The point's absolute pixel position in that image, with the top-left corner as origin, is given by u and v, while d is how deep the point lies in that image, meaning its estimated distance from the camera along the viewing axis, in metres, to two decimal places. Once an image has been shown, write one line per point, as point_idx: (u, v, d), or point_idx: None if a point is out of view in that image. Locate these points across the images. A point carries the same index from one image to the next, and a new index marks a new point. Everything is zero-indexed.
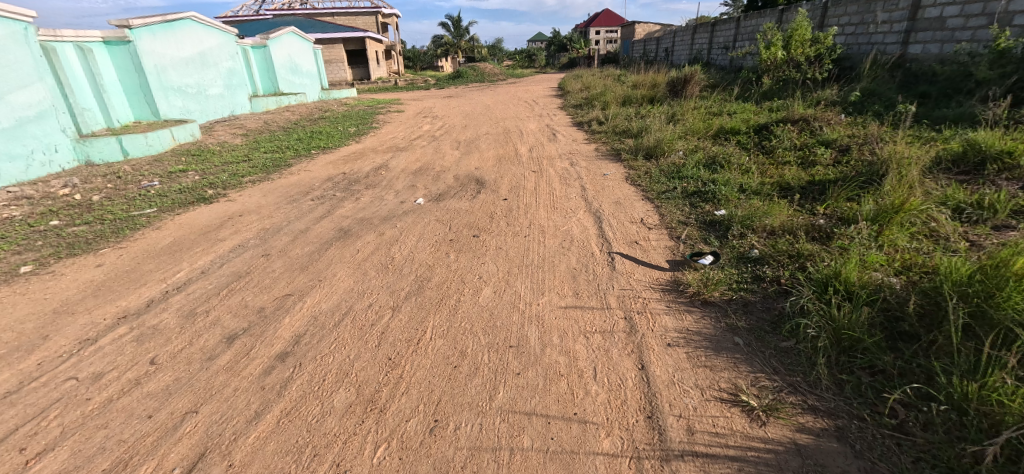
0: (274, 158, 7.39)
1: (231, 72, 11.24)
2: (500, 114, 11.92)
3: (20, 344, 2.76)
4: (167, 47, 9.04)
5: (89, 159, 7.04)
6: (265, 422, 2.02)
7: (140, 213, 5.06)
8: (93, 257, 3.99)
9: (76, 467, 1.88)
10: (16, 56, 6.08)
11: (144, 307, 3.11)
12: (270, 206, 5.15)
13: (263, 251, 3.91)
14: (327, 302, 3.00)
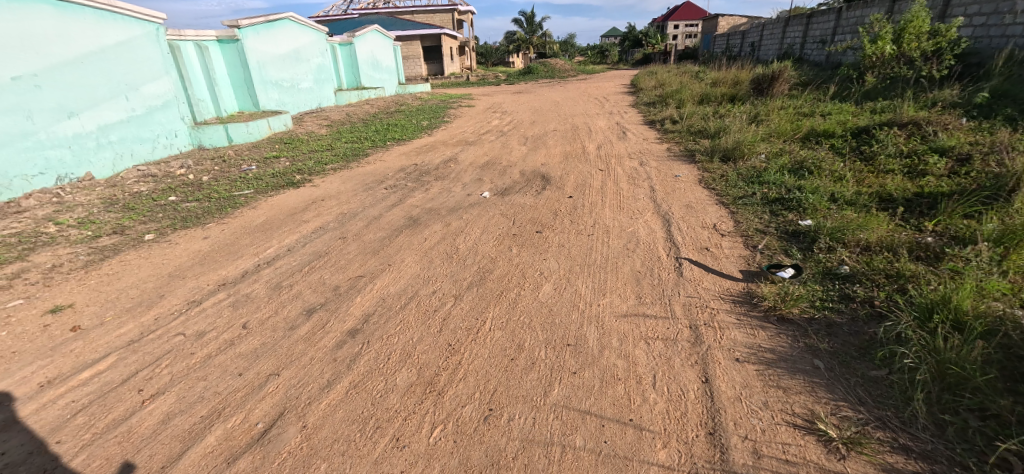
0: (354, 148, 7.90)
1: (320, 67, 12.16)
2: (570, 110, 11.80)
3: (142, 301, 3.21)
4: (267, 44, 9.96)
5: (201, 143, 7.97)
6: (335, 392, 2.18)
7: (239, 193, 5.66)
8: (200, 230, 4.53)
9: (180, 410, 2.16)
10: (148, 53, 7.04)
11: (239, 277, 3.47)
12: (348, 192, 5.53)
13: (340, 234, 4.21)
14: (394, 285, 3.17)
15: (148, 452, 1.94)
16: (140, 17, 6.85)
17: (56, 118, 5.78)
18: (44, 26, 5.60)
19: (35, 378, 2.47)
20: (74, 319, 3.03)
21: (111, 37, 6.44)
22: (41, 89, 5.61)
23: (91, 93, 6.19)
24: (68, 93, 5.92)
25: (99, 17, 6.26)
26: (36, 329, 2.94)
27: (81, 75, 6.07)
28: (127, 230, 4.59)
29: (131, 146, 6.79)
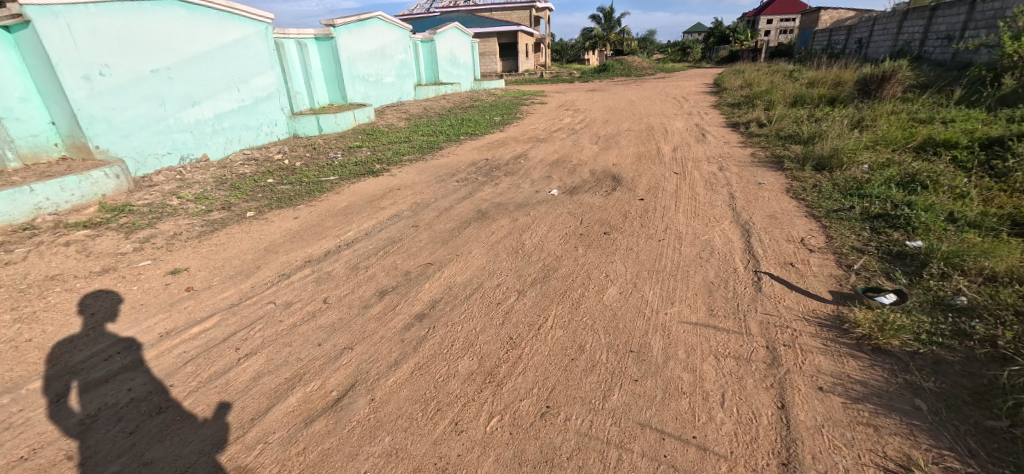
0: (429, 141, 8.25)
1: (403, 63, 12.79)
2: (646, 110, 11.39)
3: (242, 270, 3.60)
4: (358, 41, 10.65)
5: (296, 132, 8.74)
6: (402, 370, 2.30)
7: (326, 179, 6.13)
8: (291, 211, 4.98)
9: (268, 370, 2.40)
10: (258, 49, 7.83)
11: (323, 255, 3.78)
12: (422, 183, 5.78)
13: (412, 222, 4.42)
14: (461, 275, 3.27)
15: (240, 404, 2.18)
16: (252, 17, 7.63)
17: (182, 106, 6.64)
18: (178, 26, 6.44)
19: (157, 329, 2.87)
20: (188, 281, 3.47)
21: (228, 35, 7.25)
22: (172, 81, 6.47)
23: (210, 85, 7.03)
24: (193, 84, 6.77)
25: (220, 18, 7.08)
26: (159, 287, 3.41)
27: (203, 69, 6.91)
28: (232, 207, 5.16)
29: (239, 133, 7.62)
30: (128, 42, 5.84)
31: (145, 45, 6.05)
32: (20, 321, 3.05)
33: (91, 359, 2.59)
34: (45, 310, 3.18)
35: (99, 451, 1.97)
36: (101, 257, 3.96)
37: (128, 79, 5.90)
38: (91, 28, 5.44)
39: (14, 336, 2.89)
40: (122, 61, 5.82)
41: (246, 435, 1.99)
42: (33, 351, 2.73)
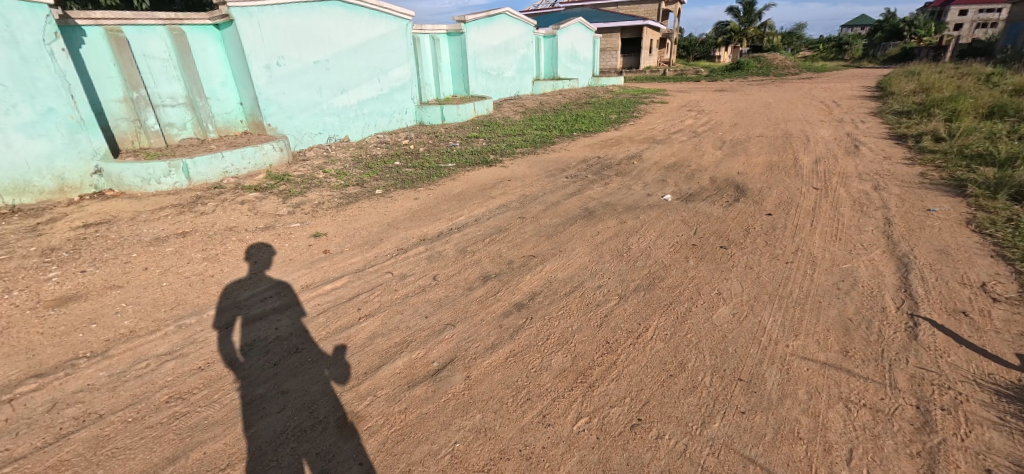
0: (542, 135, 8.34)
1: (524, 58, 13.06)
2: (784, 114, 10.15)
3: (368, 241, 4.04)
4: (484, 36, 11.14)
5: (422, 120, 9.48)
6: (498, 354, 2.39)
7: (445, 165, 6.58)
8: (412, 192, 5.44)
9: (381, 332, 2.67)
10: (398, 44, 8.62)
11: (435, 236, 4.07)
12: (532, 176, 5.88)
13: (519, 214, 4.53)
14: (561, 271, 3.28)
15: (357, 357, 2.46)
16: (396, 14, 8.41)
17: (334, 93, 7.62)
18: (337, 23, 7.37)
19: (300, 281, 3.36)
20: (325, 245, 4.00)
21: (377, 31, 8.11)
22: (328, 71, 7.44)
23: (357, 75, 7.94)
24: (344, 74, 7.71)
25: (371, 15, 7.93)
26: (303, 247, 3.99)
27: (353, 61, 7.83)
28: (365, 184, 5.80)
29: (376, 118, 8.51)
30: (299, 37, 6.86)
31: (311, 39, 7.05)
32: (207, 261, 3.81)
33: (251, 299, 3.15)
34: (224, 254, 3.93)
35: (251, 375, 2.39)
36: (264, 216, 4.76)
37: (296, 68, 6.95)
38: (274, 25, 6.52)
39: (202, 272, 3.63)
40: (294, 53, 6.86)
41: (359, 386, 2.25)
42: (214, 286, 3.40)
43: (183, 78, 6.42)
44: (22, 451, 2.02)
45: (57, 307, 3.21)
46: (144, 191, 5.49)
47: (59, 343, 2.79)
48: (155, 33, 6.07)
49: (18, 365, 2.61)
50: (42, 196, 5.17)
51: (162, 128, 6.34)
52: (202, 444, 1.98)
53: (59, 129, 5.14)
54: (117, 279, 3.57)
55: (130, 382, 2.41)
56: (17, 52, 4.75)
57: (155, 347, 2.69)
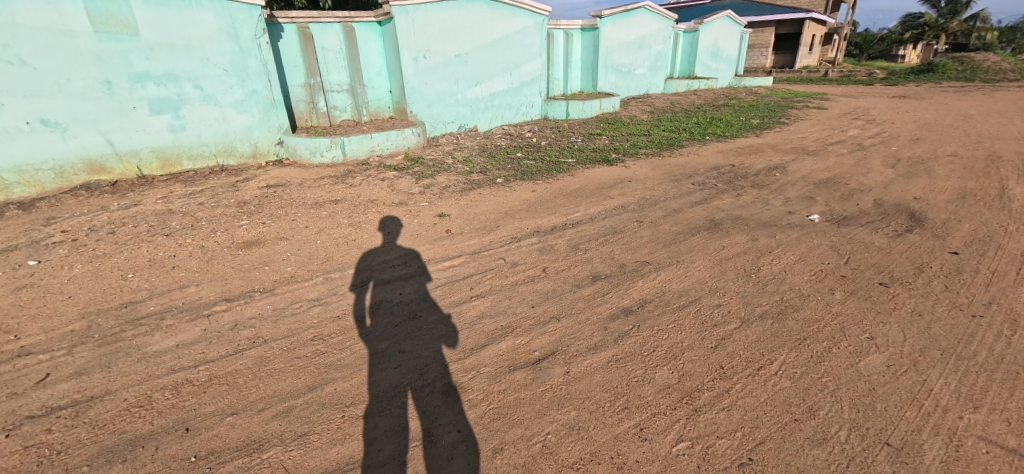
0: (670, 137, 7.87)
1: (659, 54, 12.35)
2: (993, 130, 8.10)
3: (486, 226, 4.26)
4: (619, 32, 10.81)
5: (547, 114, 9.58)
6: (601, 356, 2.36)
7: (564, 160, 6.60)
8: (531, 184, 5.58)
9: (489, 314, 2.81)
10: (532, 39, 8.76)
11: (549, 229, 4.12)
12: (655, 179, 5.60)
13: (637, 217, 4.36)
14: (677, 282, 3.08)
15: (466, 333, 2.63)
16: (534, 10, 8.52)
17: (469, 85, 8.12)
18: (479, 19, 7.79)
19: (424, 255, 3.70)
20: (448, 225, 4.33)
21: (515, 27, 8.37)
22: (466, 64, 7.94)
23: (491, 69, 8.33)
24: (480, 67, 8.15)
25: (510, 12, 8.18)
26: (429, 225, 4.36)
27: (490, 55, 8.22)
28: (487, 172, 6.10)
29: (503, 110, 8.86)
30: (445, 32, 7.42)
31: (455, 34, 7.58)
32: (352, 227, 4.39)
33: (382, 265, 3.56)
34: (365, 223, 4.49)
35: (376, 330, 2.72)
36: (399, 193, 5.30)
37: (439, 61, 7.55)
38: (425, 22, 7.15)
39: (347, 236, 4.20)
40: (439, 47, 7.46)
41: (465, 359, 2.40)
42: (355, 249, 3.92)
43: (348, 68, 7.42)
44: (212, 356, 2.57)
45: (244, 248, 4.00)
46: (310, 162, 6.52)
47: (243, 277, 3.49)
48: (331, 28, 7.08)
49: (215, 290, 3.32)
50: (242, 160, 6.46)
51: (328, 110, 7.45)
52: (334, 381, 2.31)
53: (258, 107, 6.39)
54: (286, 233, 4.31)
55: (287, 317, 2.91)
56: (237, 44, 5.99)
57: (307, 292, 3.20)
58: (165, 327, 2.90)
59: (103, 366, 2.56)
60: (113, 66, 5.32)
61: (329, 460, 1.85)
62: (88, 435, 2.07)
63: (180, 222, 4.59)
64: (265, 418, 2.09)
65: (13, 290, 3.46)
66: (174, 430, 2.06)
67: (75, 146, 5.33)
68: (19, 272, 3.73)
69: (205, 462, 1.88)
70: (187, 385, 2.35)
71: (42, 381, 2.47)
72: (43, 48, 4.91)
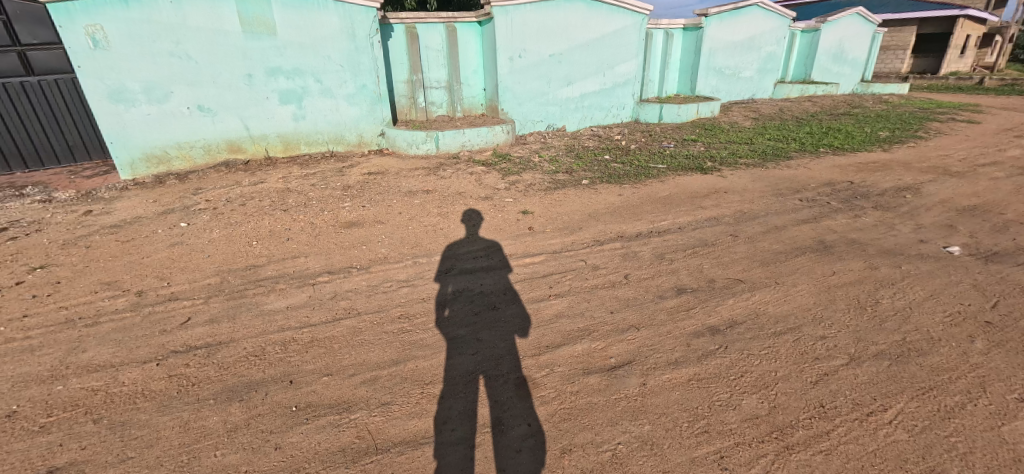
0: (776, 148, 7.19)
1: (770, 56, 11.25)
2: None
3: (569, 226, 4.24)
4: (727, 32, 10.06)
5: (638, 117, 9.21)
6: (681, 373, 2.24)
7: (654, 166, 6.33)
8: (617, 188, 5.44)
9: (567, 314, 2.80)
10: (630, 40, 8.42)
11: (634, 235, 3.99)
12: (755, 192, 5.16)
13: (731, 231, 4.05)
14: (774, 306, 2.82)
15: (541, 330, 2.65)
16: (633, 9, 8.18)
17: (561, 85, 8.11)
18: (576, 19, 7.72)
19: (506, 249, 3.78)
20: (530, 222, 4.38)
21: (614, 26, 8.15)
22: (560, 64, 7.93)
23: (585, 69, 8.21)
24: (573, 67, 8.09)
25: (608, 11, 7.97)
26: (512, 220, 4.45)
27: (584, 55, 8.11)
28: (573, 173, 6.06)
29: (593, 112, 8.69)
30: (542, 32, 7.48)
31: (551, 34, 7.60)
32: (440, 217, 4.62)
33: (466, 255, 3.71)
34: (452, 213, 4.70)
35: (457, 316, 2.84)
36: (486, 188, 5.47)
37: (533, 61, 7.64)
38: (523, 21, 7.28)
39: (435, 224, 4.43)
40: (534, 46, 7.54)
41: (539, 356, 2.42)
42: (442, 237, 4.12)
43: (447, 66, 7.80)
44: (314, 320, 2.88)
45: (346, 228, 4.40)
46: (407, 152, 6.97)
47: (344, 254, 3.84)
48: (436, 28, 7.49)
49: (320, 262, 3.70)
50: (349, 147, 7.09)
51: (426, 106, 7.90)
52: (416, 358, 2.46)
53: (366, 100, 6.94)
54: (382, 217, 4.66)
55: (379, 294, 3.15)
56: (353, 43, 6.55)
57: (397, 274, 3.44)
58: (279, 290, 3.30)
59: (230, 317, 2.98)
60: (254, 61, 6.13)
61: (407, 431, 1.98)
62: (215, 374, 2.43)
63: (295, 200, 5.17)
64: (354, 382, 2.29)
65: (169, 245, 4.16)
66: (280, 381, 2.34)
67: (221, 128, 6.28)
68: (174, 231, 4.47)
69: (304, 413, 2.11)
70: (293, 343, 2.65)
71: (185, 323, 2.94)
72: (205, 45, 5.83)
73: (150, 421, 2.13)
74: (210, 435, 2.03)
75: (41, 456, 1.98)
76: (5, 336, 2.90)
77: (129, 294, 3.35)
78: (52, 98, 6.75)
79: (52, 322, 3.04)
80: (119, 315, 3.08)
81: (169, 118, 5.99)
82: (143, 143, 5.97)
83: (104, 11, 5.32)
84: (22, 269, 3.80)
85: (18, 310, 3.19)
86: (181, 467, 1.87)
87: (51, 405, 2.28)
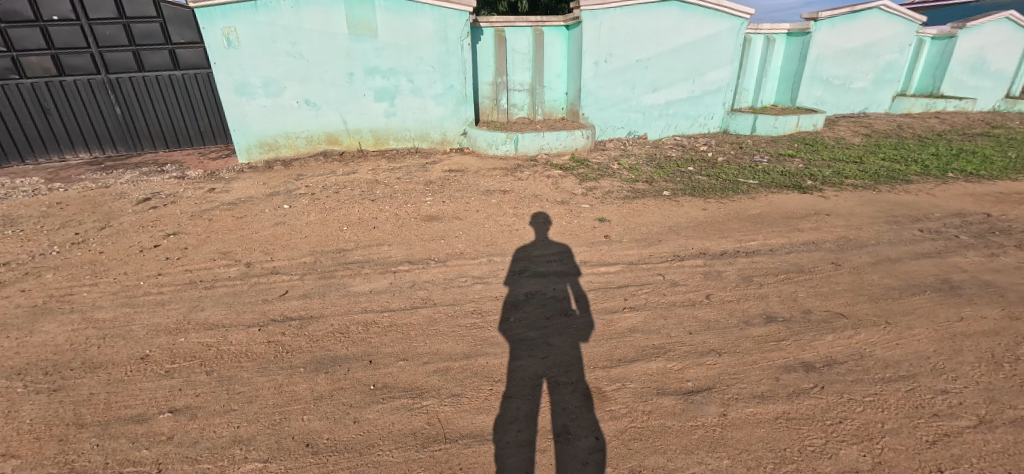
0: (892, 169, 6.36)
1: (891, 65, 9.92)
2: None
3: (647, 238, 4.08)
4: (840, 38, 9.09)
5: (727, 128, 8.60)
6: (767, 409, 2.06)
7: (744, 180, 5.90)
8: (701, 201, 5.14)
9: (642, 329, 2.70)
10: (726, 45, 7.87)
11: (719, 253, 3.75)
12: (864, 217, 4.61)
13: (833, 258, 3.66)
14: (882, 348, 2.49)
15: (614, 343, 2.58)
16: (732, 13, 7.61)
17: (645, 91, 7.83)
18: (668, 23, 7.40)
19: (580, 256, 3.74)
20: (607, 231, 4.29)
21: (710, 30, 7.67)
22: (647, 70, 7.66)
23: (673, 75, 7.84)
24: (660, 73, 7.77)
25: (704, 15, 7.52)
26: (588, 227, 4.38)
27: (674, 61, 7.75)
28: (653, 182, 5.83)
29: (678, 120, 8.27)
30: (630, 36, 7.29)
31: (640, 39, 7.38)
32: (515, 217, 4.68)
33: (539, 258, 3.72)
34: (528, 215, 4.74)
35: (528, 318, 2.86)
36: (562, 192, 5.45)
37: (619, 66, 7.48)
38: (612, 25, 7.15)
39: (511, 225, 4.50)
40: (621, 51, 7.37)
41: (610, 369, 2.36)
42: (517, 238, 4.17)
43: (531, 69, 7.89)
44: (394, 306, 3.05)
45: (426, 221, 4.61)
46: (486, 152, 7.14)
47: (423, 245, 4.02)
48: (523, 32, 7.60)
49: (402, 252, 3.91)
50: (433, 145, 7.42)
51: (508, 107, 8.05)
52: (487, 355, 2.51)
53: (452, 100, 7.20)
54: (460, 213, 4.82)
55: (454, 288, 3.26)
56: (445, 45, 6.82)
57: (472, 270, 3.54)
58: (364, 274, 3.54)
59: (321, 294, 3.25)
60: (356, 61, 6.64)
61: (475, 425, 2.03)
62: (306, 345, 2.66)
63: (382, 191, 5.52)
64: (428, 370, 2.39)
65: (273, 224, 4.63)
66: (361, 360, 2.50)
67: (323, 122, 6.88)
68: (278, 211, 4.98)
69: (380, 393, 2.24)
70: (374, 325, 2.82)
71: (282, 295, 3.26)
72: (315, 46, 6.43)
73: (250, 380, 2.38)
74: (298, 400, 2.23)
75: (166, 396, 2.30)
76: (144, 290, 3.41)
77: (239, 264, 3.78)
78: (190, 89, 7.82)
79: (179, 282, 3.51)
80: (230, 282, 3.49)
81: (281, 111, 6.69)
82: (259, 132, 6.73)
83: (238, 15, 6.05)
84: (159, 234, 4.44)
85: (154, 269, 3.73)
86: (274, 425, 2.08)
87: (174, 354, 2.64)
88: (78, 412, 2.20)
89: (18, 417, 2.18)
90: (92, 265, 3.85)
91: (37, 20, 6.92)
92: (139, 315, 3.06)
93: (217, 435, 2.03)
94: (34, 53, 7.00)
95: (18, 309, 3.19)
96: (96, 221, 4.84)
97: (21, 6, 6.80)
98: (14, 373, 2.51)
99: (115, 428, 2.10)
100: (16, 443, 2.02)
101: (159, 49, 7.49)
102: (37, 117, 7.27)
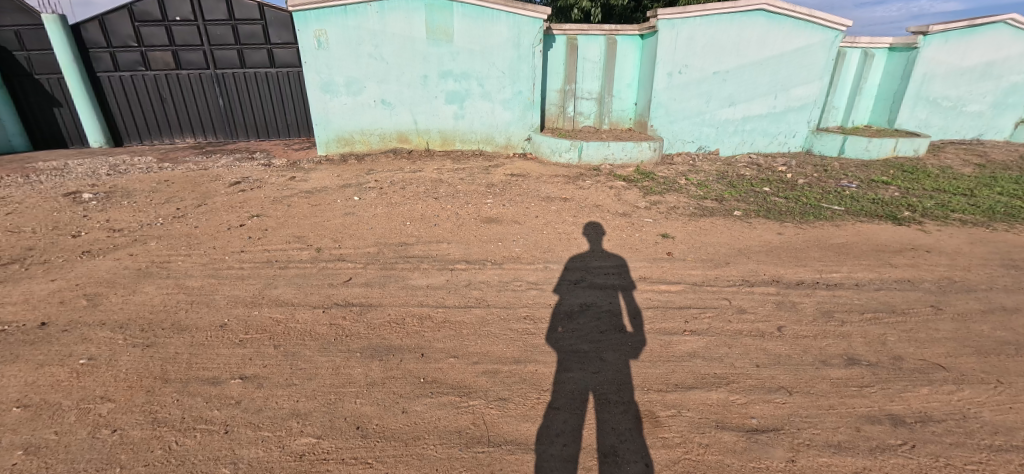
0: (1011, 205, 5.55)
1: (1016, 87, 8.67)
2: None
3: (714, 259, 3.85)
4: (955, 54, 8.10)
5: (810, 148, 7.93)
6: (845, 462, 1.84)
7: (828, 206, 5.42)
8: (775, 225, 4.77)
9: (703, 356, 2.54)
10: (816, 59, 7.29)
11: (795, 283, 3.45)
12: (973, 257, 4.05)
13: (932, 301, 3.23)
14: (991, 410, 2.15)
15: (671, 366, 2.45)
16: (827, 24, 7.04)
17: (721, 105, 7.44)
18: (752, 34, 6.99)
19: (638, 271, 3.61)
20: (669, 247, 4.10)
21: (800, 42, 7.12)
22: (724, 82, 7.28)
23: (753, 89, 7.38)
24: (739, 87, 7.34)
25: (794, 25, 7.02)
26: (650, 242, 4.22)
27: (756, 74, 7.28)
28: (723, 201, 5.51)
29: (755, 137, 7.76)
30: (709, 47, 6.98)
31: (720, 50, 7.04)
32: (574, 226, 4.62)
33: (597, 270, 3.62)
34: (587, 224, 4.66)
35: (581, 330, 2.79)
36: (624, 204, 5.30)
37: (694, 77, 7.18)
38: (690, 35, 6.88)
39: (568, 233, 4.43)
40: (699, 62, 7.08)
41: (666, 393, 2.24)
42: (574, 247, 4.10)
43: (602, 78, 7.78)
44: (449, 302, 3.11)
45: (485, 222, 4.66)
46: (550, 159, 7.12)
47: (481, 246, 4.07)
48: (596, 40, 7.52)
49: (460, 251, 3.98)
50: (497, 148, 7.52)
51: (574, 116, 8.01)
52: (537, 362, 2.47)
53: (519, 106, 7.24)
54: (519, 218, 4.83)
55: (508, 291, 3.26)
56: (517, 51, 6.89)
57: (527, 275, 3.52)
58: (422, 268, 3.64)
59: (381, 284, 3.38)
60: (432, 65, 6.90)
61: (519, 432, 2.00)
62: (364, 332, 2.77)
63: (445, 190, 5.66)
64: (476, 370, 2.40)
65: (343, 214, 4.90)
66: (414, 352, 2.57)
67: (397, 121, 7.22)
68: (348, 202, 5.26)
69: (429, 387, 2.28)
70: (428, 319, 2.89)
71: (347, 282, 3.42)
72: (395, 49, 6.77)
73: (312, 358, 2.52)
74: (353, 383, 2.32)
75: (237, 363, 2.48)
76: (228, 264, 3.73)
77: (310, 249, 4.03)
78: (282, 85, 8.50)
79: (258, 260, 3.81)
80: (303, 264, 3.73)
81: (360, 109, 7.10)
82: (337, 128, 7.18)
83: (329, 19, 6.51)
84: (245, 215, 4.86)
85: (238, 246, 4.08)
86: (329, 404, 2.17)
87: (248, 325, 2.85)
88: (164, 368, 2.44)
89: (117, 366, 2.45)
90: (187, 238, 4.27)
91: (164, 20, 7.89)
92: (222, 287, 3.35)
93: (278, 406, 2.16)
94: (159, 48, 7.99)
95: (125, 270, 3.62)
96: (194, 199, 5.38)
97: (152, 7, 7.78)
98: (117, 326, 2.83)
99: (193, 388, 2.30)
100: (113, 388, 2.27)
101: (259, 48, 8.21)
102: (156, 103, 8.30)
